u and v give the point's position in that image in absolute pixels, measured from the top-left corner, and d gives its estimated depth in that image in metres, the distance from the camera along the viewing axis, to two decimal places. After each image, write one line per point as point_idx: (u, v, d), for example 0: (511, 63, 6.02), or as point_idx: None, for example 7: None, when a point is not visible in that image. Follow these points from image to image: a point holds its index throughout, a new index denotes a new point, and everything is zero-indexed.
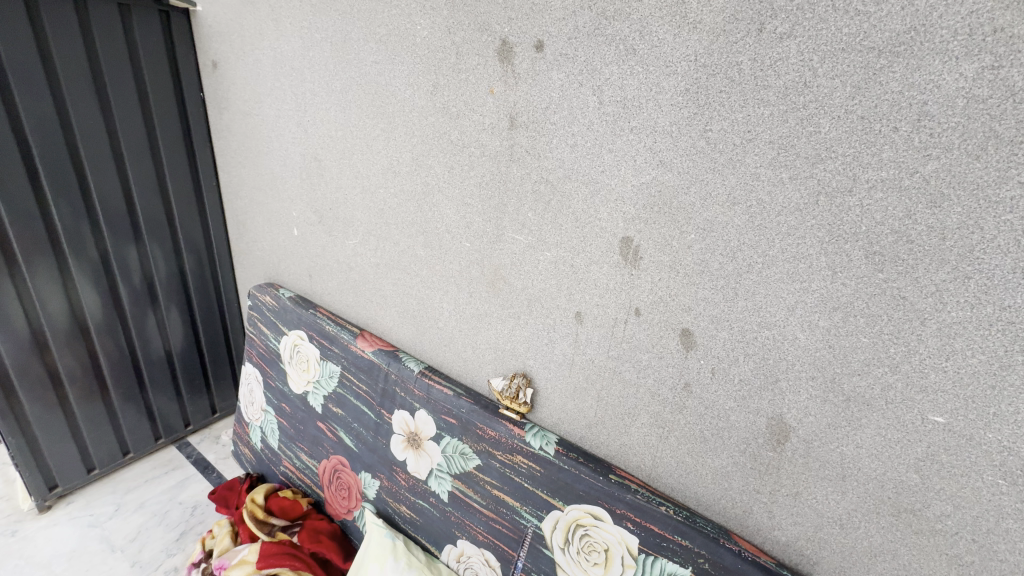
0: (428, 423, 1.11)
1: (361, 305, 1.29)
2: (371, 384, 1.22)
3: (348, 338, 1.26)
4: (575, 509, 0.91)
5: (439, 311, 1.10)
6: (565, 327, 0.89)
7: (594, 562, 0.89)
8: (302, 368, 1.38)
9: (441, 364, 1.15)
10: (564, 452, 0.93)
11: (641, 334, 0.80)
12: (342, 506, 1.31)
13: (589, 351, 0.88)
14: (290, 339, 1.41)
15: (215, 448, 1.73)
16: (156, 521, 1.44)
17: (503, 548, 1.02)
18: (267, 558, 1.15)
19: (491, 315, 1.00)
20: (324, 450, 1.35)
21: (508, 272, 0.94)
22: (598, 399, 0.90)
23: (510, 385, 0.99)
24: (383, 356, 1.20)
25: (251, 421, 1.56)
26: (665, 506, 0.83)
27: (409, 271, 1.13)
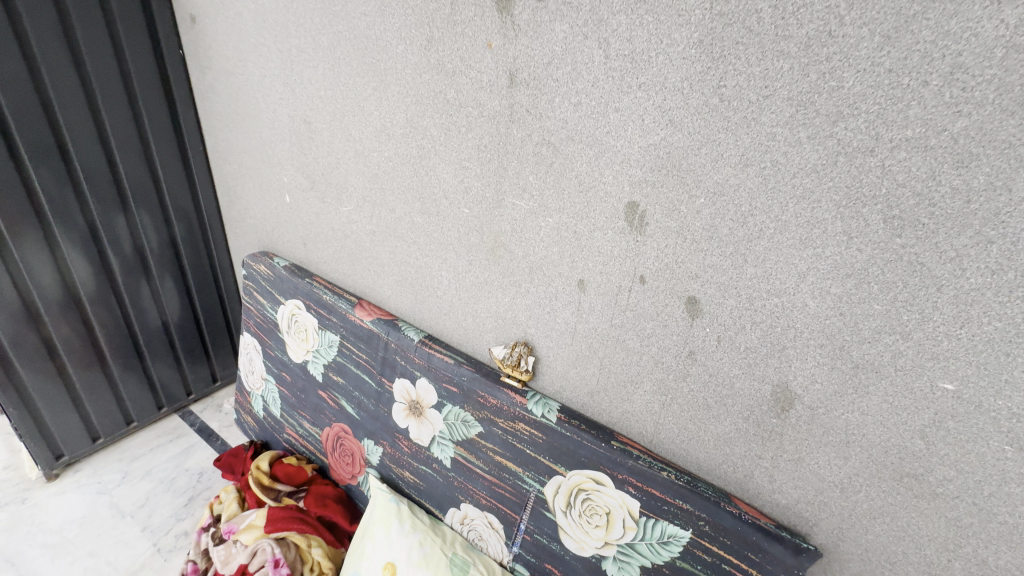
0: (429, 391, 1.11)
1: (357, 274, 1.27)
2: (371, 353, 1.21)
3: (346, 307, 1.24)
4: (577, 474, 0.92)
5: (437, 279, 1.08)
6: (567, 295, 0.88)
7: (595, 524, 0.91)
8: (301, 337, 1.37)
9: (441, 332, 1.14)
10: (566, 419, 0.93)
11: (646, 302, 0.79)
12: (347, 471, 1.33)
13: (592, 320, 0.86)
14: (287, 308, 1.39)
15: (219, 416, 1.74)
16: (163, 487, 1.46)
17: (505, 511, 1.04)
18: (275, 523, 1.18)
19: (491, 283, 0.98)
20: (326, 418, 1.36)
21: (508, 239, 0.91)
22: (601, 367, 0.89)
23: (511, 352, 0.98)
24: (382, 325, 1.18)
25: (251, 390, 1.56)
26: (666, 471, 0.84)
27: (406, 239, 1.10)
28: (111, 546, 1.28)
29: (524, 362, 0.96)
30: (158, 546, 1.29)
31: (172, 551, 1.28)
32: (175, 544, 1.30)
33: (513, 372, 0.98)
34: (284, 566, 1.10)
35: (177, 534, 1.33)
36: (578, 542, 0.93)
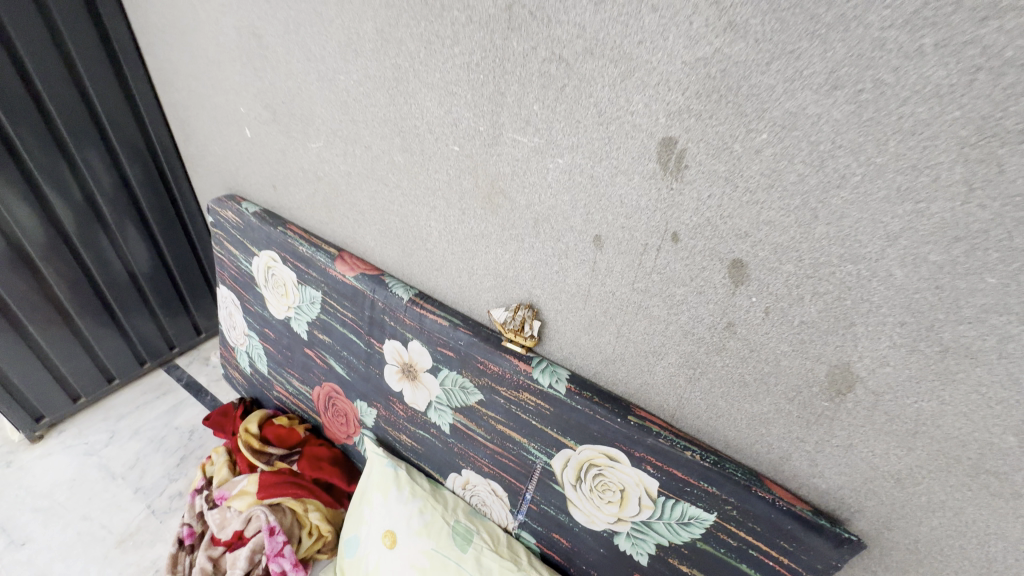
0: (424, 355, 1.00)
1: (335, 222, 1.10)
2: (357, 312, 1.09)
3: (325, 260, 1.10)
4: (588, 448, 0.83)
5: (426, 230, 0.93)
6: (580, 254, 0.73)
7: (608, 500, 0.84)
8: (280, 292, 1.24)
9: (433, 289, 1.00)
10: (576, 391, 0.82)
11: (678, 264, 0.64)
12: (341, 431, 1.26)
13: (609, 282, 0.73)
14: (262, 260, 1.25)
15: (206, 370, 1.66)
16: (153, 446, 1.41)
17: (510, 480, 0.97)
18: (267, 489, 1.12)
19: (488, 236, 0.83)
20: (316, 377, 1.27)
21: (508, 184, 0.75)
22: (617, 335, 0.77)
23: (513, 317, 0.85)
24: (367, 282, 1.04)
25: (235, 345, 1.46)
26: (691, 450, 0.74)
27: (386, 183, 0.93)
28: (103, 509, 1.25)
29: (527, 328, 0.84)
30: (152, 508, 1.26)
31: (167, 513, 1.25)
32: (169, 506, 1.26)
33: (515, 338, 0.86)
34: (280, 534, 1.06)
35: (171, 496, 1.29)
36: (589, 515, 0.87)
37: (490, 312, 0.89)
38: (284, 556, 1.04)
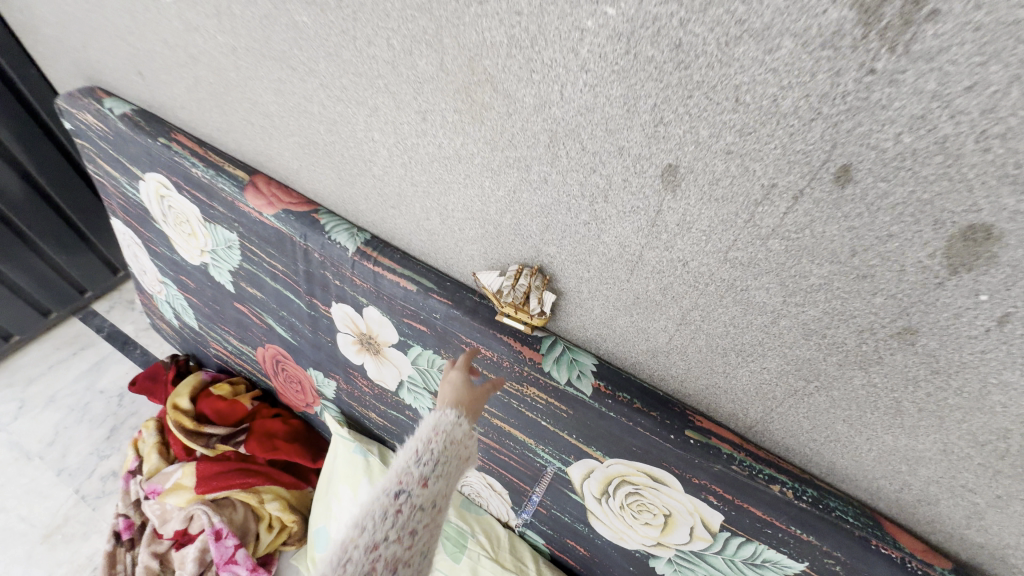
0: (386, 327, 0.72)
1: (236, 130, 0.73)
2: (289, 264, 0.77)
3: (232, 190, 0.75)
4: (621, 463, 0.60)
5: (367, 145, 0.58)
6: (631, 196, 0.41)
7: (645, 522, 0.63)
8: (185, 230, 0.91)
9: (390, 234, 0.68)
10: (607, 393, 0.56)
11: (835, 227, 0.34)
12: (298, 398, 1.02)
13: (680, 245, 0.42)
14: (150, 186, 0.89)
15: (132, 316, 1.36)
16: (76, 417, 1.17)
17: (512, 479, 0.75)
18: (209, 482, 0.90)
19: (468, 159, 0.50)
20: (255, 336, 0.99)
21: (503, 64, 0.40)
22: (680, 321, 0.48)
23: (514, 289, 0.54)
24: (294, 223, 0.71)
25: (152, 292, 1.14)
26: (780, 484, 0.51)
27: (294, 65, 0.56)
28: (20, 498, 1.04)
29: (535, 306, 0.53)
30: (82, 493, 1.05)
31: (100, 499, 1.04)
32: (102, 490, 1.06)
33: (518, 318, 0.55)
34: (229, 538, 0.86)
35: (103, 477, 1.08)
36: (617, 532, 0.67)
37: (477, 275, 0.57)
38: (238, 563, 0.86)
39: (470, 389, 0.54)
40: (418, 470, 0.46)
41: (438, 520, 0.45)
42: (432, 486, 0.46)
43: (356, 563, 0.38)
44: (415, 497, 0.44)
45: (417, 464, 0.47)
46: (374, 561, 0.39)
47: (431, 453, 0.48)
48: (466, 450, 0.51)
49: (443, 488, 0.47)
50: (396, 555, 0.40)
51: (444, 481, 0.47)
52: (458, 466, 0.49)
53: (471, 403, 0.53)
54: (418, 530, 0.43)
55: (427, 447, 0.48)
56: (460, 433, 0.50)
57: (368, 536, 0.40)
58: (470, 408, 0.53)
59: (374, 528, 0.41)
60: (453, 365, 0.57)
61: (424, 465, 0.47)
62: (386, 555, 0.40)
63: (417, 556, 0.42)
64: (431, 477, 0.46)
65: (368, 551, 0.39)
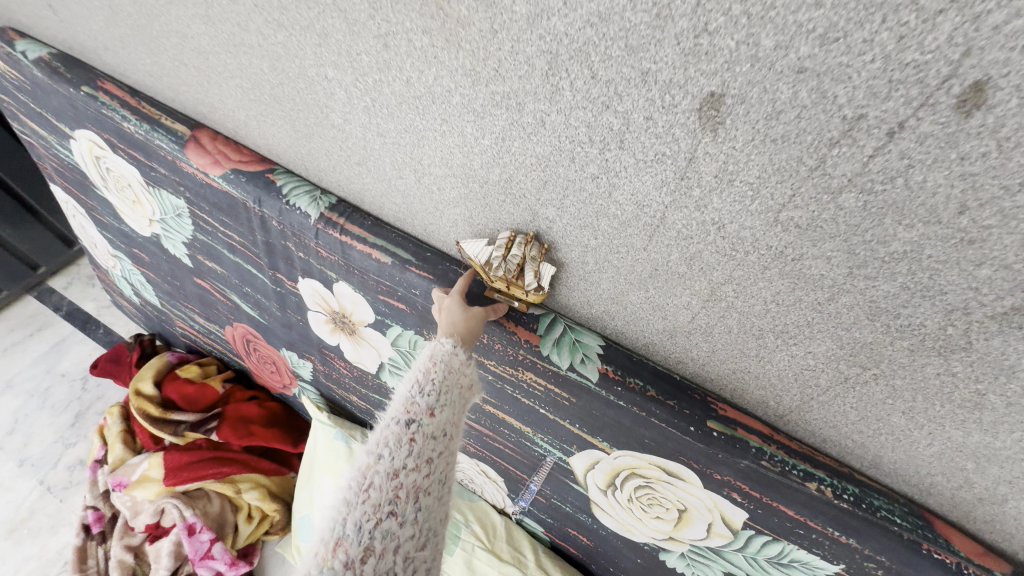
0: (360, 305, 0.63)
1: (169, 74, 0.61)
2: (245, 234, 0.67)
3: (171, 147, 0.63)
4: (630, 455, 0.53)
5: (321, 86, 0.47)
6: (655, 140, 0.32)
7: (657, 516, 0.56)
8: (128, 195, 0.79)
9: (359, 196, 0.58)
10: (616, 380, 0.48)
11: (943, 172, 0.25)
12: (274, 380, 0.94)
13: (717, 203, 0.33)
14: (82, 145, 0.76)
15: (92, 293, 1.25)
16: (36, 403, 1.08)
17: (507, 467, 0.69)
18: (178, 473, 0.83)
19: (444, 99, 0.39)
20: (221, 314, 0.89)
21: None
22: (707, 297, 0.40)
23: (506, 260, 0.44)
24: (245, 186, 0.61)
25: (107, 267, 1.04)
26: (817, 481, 0.44)
27: None
28: None
29: (530, 280, 0.44)
30: (47, 484, 0.98)
31: (68, 490, 0.98)
32: (69, 480, 0.99)
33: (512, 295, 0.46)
34: (204, 532, 0.80)
35: (69, 466, 1.01)
36: (625, 524, 0.61)
37: (462, 245, 0.48)
38: (215, 558, 0.81)
39: (465, 310, 0.47)
40: (423, 398, 0.40)
41: (452, 447, 0.40)
42: (441, 414, 0.40)
43: (378, 492, 0.34)
44: (426, 425, 0.38)
45: (421, 393, 0.40)
46: (396, 489, 0.34)
47: (433, 382, 0.41)
48: (468, 377, 0.44)
49: (453, 416, 0.41)
50: (418, 484, 0.35)
51: (452, 409, 0.41)
52: (463, 394, 0.43)
53: (467, 327, 0.46)
54: (434, 458, 0.37)
55: (427, 376, 0.41)
56: (459, 362, 0.44)
57: (386, 464, 0.35)
58: (466, 334, 0.46)
59: (390, 456, 0.36)
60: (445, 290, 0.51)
61: (428, 394, 0.40)
62: (407, 484, 0.35)
63: (437, 484, 0.37)
64: (438, 405, 0.40)
65: (390, 479, 0.34)
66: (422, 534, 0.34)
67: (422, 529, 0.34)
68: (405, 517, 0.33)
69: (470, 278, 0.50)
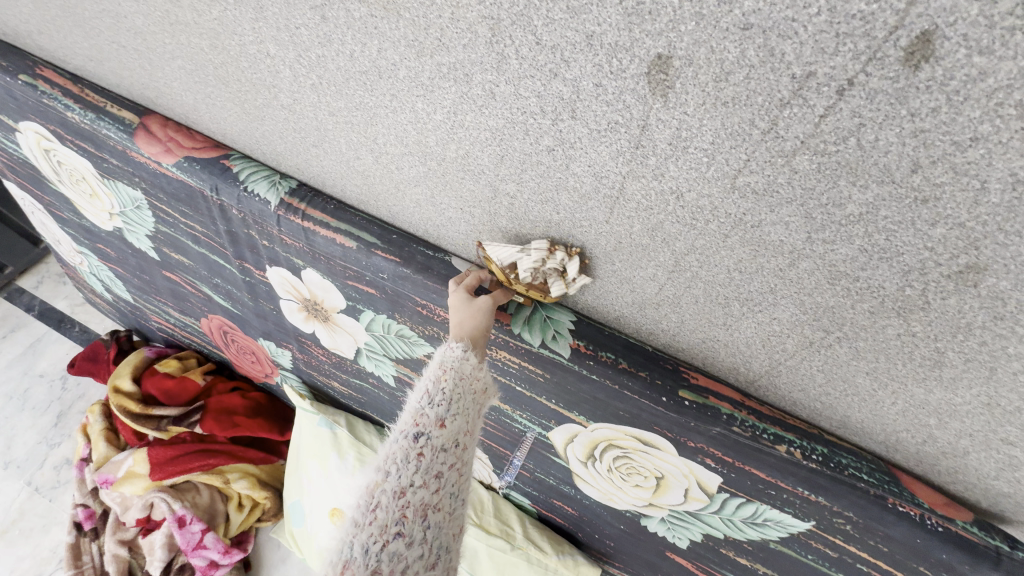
0: (331, 291, 0.61)
1: (109, 58, 0.57)
2: (207, 223, 0.65)
3: (119, 136, 0.61)
4: (606, 427, 0.53)
5: (264, 64, 0.45)
6: (606, 107, 0.30)
7: (636, 484, 0.57)
8: (84, 189, 0.76)
9: (319, 179, 0.56)
10: (588, 354, 0.48)
11: (895, 129, 0.24)
12: (256, 370, 0.93)
13: (673, 171, 0.32)
14: (29, 138, 0.73)
15: (64, 291, 1.22)
16: (16, 406, 1.06)
17: (491, 444, 0.69)
18: (164, 467, 0.83)
19: (390, 73, 0.37)
20: (195, 306, 0.87)
21: None
22: (672, 268, 0.39)
23: (536, 270, 0.43)
24: (201, 173, 0.58)
25: (74, 263, 1.01)
26: (787, 444, 0.45)
27: None
28: None
29: (557, 292, 0.44)
30: (34, 485, 0.98)
31: (56, 490, 0.97)
32: (56, 480, 0.98)
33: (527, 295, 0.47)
34: (194, 523, 0.81)
35: (56, 466, 1.00)
36: (607, 493, 0.62)
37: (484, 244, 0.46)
38: (208, 547, 0.82)
39: (470, 305, 0.45)
40: (433, 408, 0.37)
41: (467, 456, 0.38)
42: (453, 424, 0.37)
43: (385, 512, 0.32)
44: (436, 438, 0.36)
45: (430, 403, 0.38)
46: (402, 509, 0.33)
47: (444, 391, 0.38)
48: (483, 380, 0.41)
49: (467, 424, 0.39)
50: (427, 500, 0.34)
51: (465, 416, 0.39)
52: (478, 399, 0.40)
53: (475, 326, 0.44)
54: (445, 472, 0.35)
55: (437, 384, 0.39)
56: (471, 366, 0.40)
57: (392, 483, 0.34)
58: (473, 334, 0.43)
59: (397, 473, 0.34)
60: (458, 279, 0.48)
61: (438, 403, 0.37)
62: (416, 502, 0.33)
63: (449, 499, 0.35)
64: (449, 415, 0.37)
65: (396, 498, 0.33)
66: (433, 553, 0.33)
67: (433, 548, 0.33)
68: (413, 537, 0.32)
69: (484, 275, 0.48)
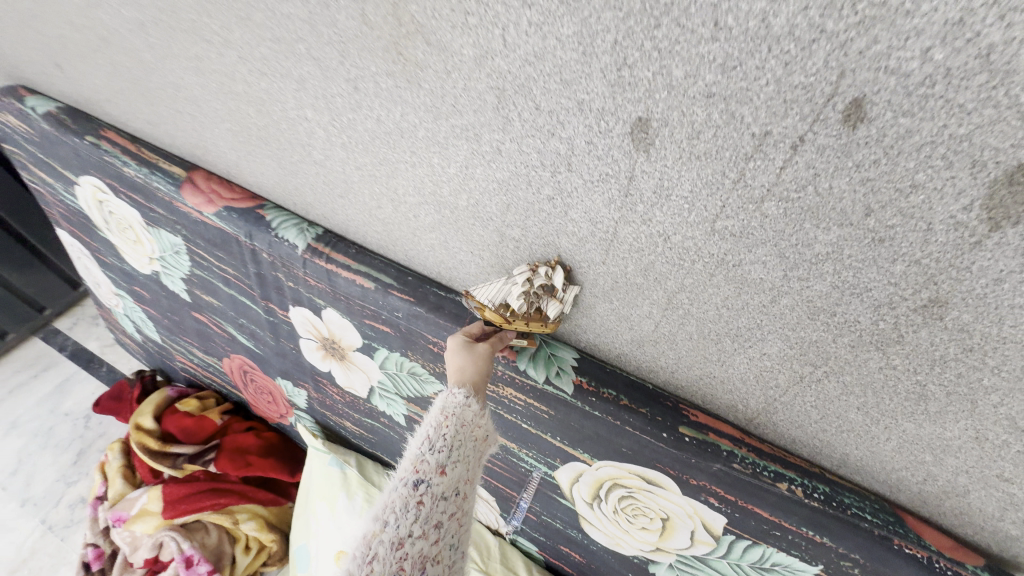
0: (348, 330, 0.65)
1: (167, 121, 0.65)
2: (238, 266, 0.70)
3: (168, 188, 0.68)
4: (610, 465, 0.54)
5: (301, 126, 0.51)
6: (597, 162, 0.35)
7: (642, 527, 0.57)
8: (130, 237, 0.83)
9: (343, 226, 0.61)
10: (590, 391, 0.50)
11: (845, 179, 0.27)
12: (271, 411, 0.96)
13: (659, 217, 0.36)
14: (87, 191, 0.81)
15: (96, 332, 1.28)
16: (39, 443, 1.10)
17: (498, 485, 0.70)
18: (177, 504, 0.84)
19: (411, 133, 0.43)
20: (219, 347, 0.92)
21: (432, 8, 0.33)
22: (665, 305, 0.42)
23: (527, 295, 0.44)
24: (237, 221, 0.64)
25: (110, 306, 1.07)
26: (787, 481, 0.45)
27: (206, 35, 0.48)
28: None
29: (552, 312, 0.44)
30: (48, 523, 1.00)
31: (68, 528, 0.99)
32: (70, 518, 1.00)
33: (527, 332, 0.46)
34: (201, 563, 0.81)
35: (71, 504, 1.02)
36: (614, 538, 0.61)
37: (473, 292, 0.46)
38: None
39: (470, 352, 0.45)
40: (434, 455, 0.38)
41: (464, 504, 0.39)
42: (453, 472, 0.38)
43: (382, 565, 0.33)
44: (436, 486, 0.37)
45: (431, 449, 0.38)
46: (399, 561, 0.33)
47: (445, 437, 0.39)
48: (483, 428, 0.41)
49: (466, 471, 0.39)
50: (424, 551, 0.35)
51: (465, 464, 0.39)
52: (478, 446, 0.41)
53: (476, 371, 0.43)
54: (444, 522, 0.36)
55: (439, 429, 0.39)
56: (473, 413, 0.41)
57: (391, 533, 0.34)
58: (476, 379, 0.43)
59: (395, 524, 0.35)
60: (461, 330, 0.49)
61: (439, 450, 0.38)
62: (413, 554, 0.34)
63: (448, 550, 0.36)
64: (449, 462, 0.38)
65: (394, 550, 0.34)
66: None
67: None
68: None
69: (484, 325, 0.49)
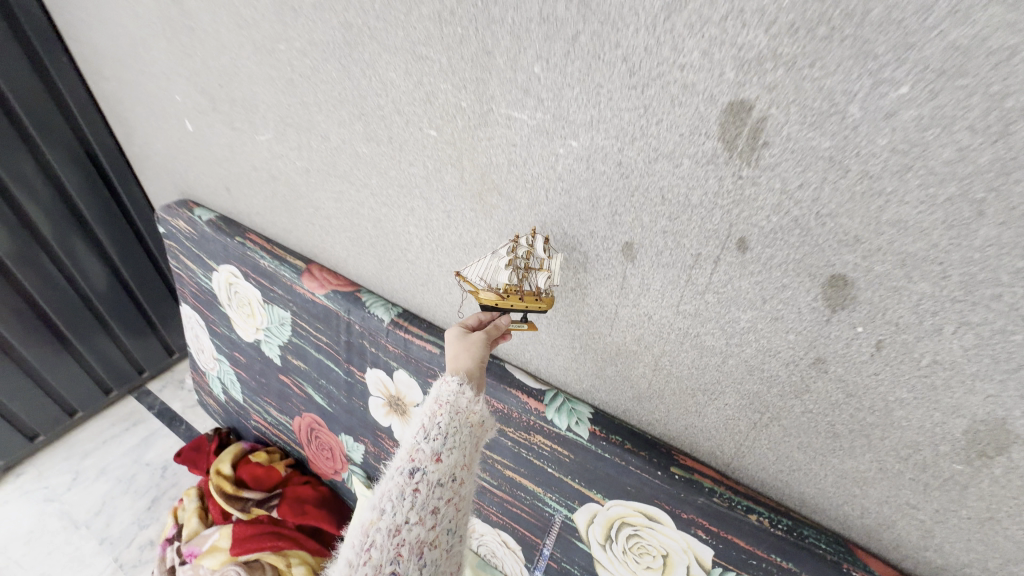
0: (413, 387, 0.83)
1: (300, 229, 0.91)
2: (332, 336, 0.91)
3: (291, 276, 0.92)
4: (619, 504, 0.67)
5: (404, 237, 0.74)
6: (604, 267, 0.55)
7: (646, 565, 0.68)
8: (245, 311, 1.07)
9: (419, 306, 0.82)
10: (601, 436, 0.65)
11: (747, 281, 0.46)
12: (327, 466, 1.10)
13: (644, 304, 0.55)
14: (222, 276, 1.07)
15: (181, 395, 1.49)
16: (122, 488, 1.26)
17: (524, 532, 0.81)
18: (244, 543, 0.97)
19: (482, 245, 0.65)
20: (294, 406, 1.10)
21: (506, 177, 0.56)
22: (654, 367, 0.59)
23: (513, 267, 0.55)
24: (340, 301, 0.86)
25: (206, 369, 1.29)
26: (757, 513, 0.57)
27: (352, 180, 0.74)
28: (65, 565, 1.11)
29: (541, 279, 0.54)
30: (120, 561, 1.13)
31: (136, 567, 1.12)
32: (139, 558, 1.14)
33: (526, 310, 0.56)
34: None
35: (141, 546, 1.16)
36: None
37: (466, 276, 0.58)
38: None
39: (466, 341, 0.58)
40: (428, 445, 0.53)
41: (457, 483, 0.53)
42: (446, 459, 0.52)
43: (384, 542, 0.48)
44: (430, 472, 0.51)
45: (426, 440, 0.53)
46: (397, 538, 0.48)
47: (438, 427, 0.53)
48: (475, 413, 0.55)
49: (461, 455, 0.54)
50: (419, 529, 0.49)
51: (460, 449, 0.54)
52: (472, 430, 0.55)
53: (470, 358, 0.57)
54: (439, 504, 0.51)
55: (433, 421, 0.54)
56: (465, 399, 0.55)
57: (389, 520, 0.50)
58: (470, 367, 0.57)
59: (393, 511, 0.50)
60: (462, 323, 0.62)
61: (433, 439, 0.53)
62: (409, 533, 0.49)
63: (443, 524, 0.51)
64: (442, 451, 0.53)
65: (394, 530, 0.49)
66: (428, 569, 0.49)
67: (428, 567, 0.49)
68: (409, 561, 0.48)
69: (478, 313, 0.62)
